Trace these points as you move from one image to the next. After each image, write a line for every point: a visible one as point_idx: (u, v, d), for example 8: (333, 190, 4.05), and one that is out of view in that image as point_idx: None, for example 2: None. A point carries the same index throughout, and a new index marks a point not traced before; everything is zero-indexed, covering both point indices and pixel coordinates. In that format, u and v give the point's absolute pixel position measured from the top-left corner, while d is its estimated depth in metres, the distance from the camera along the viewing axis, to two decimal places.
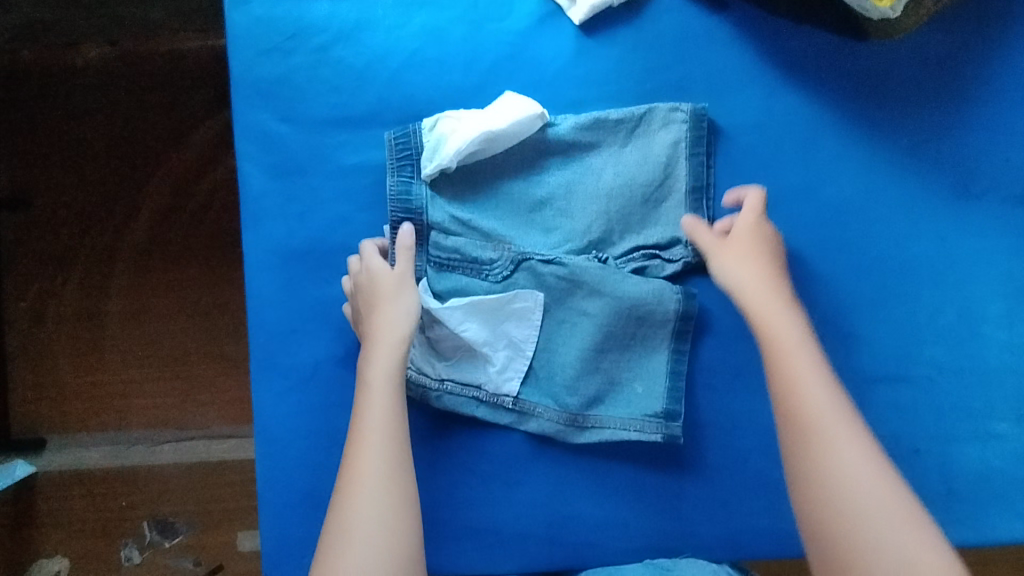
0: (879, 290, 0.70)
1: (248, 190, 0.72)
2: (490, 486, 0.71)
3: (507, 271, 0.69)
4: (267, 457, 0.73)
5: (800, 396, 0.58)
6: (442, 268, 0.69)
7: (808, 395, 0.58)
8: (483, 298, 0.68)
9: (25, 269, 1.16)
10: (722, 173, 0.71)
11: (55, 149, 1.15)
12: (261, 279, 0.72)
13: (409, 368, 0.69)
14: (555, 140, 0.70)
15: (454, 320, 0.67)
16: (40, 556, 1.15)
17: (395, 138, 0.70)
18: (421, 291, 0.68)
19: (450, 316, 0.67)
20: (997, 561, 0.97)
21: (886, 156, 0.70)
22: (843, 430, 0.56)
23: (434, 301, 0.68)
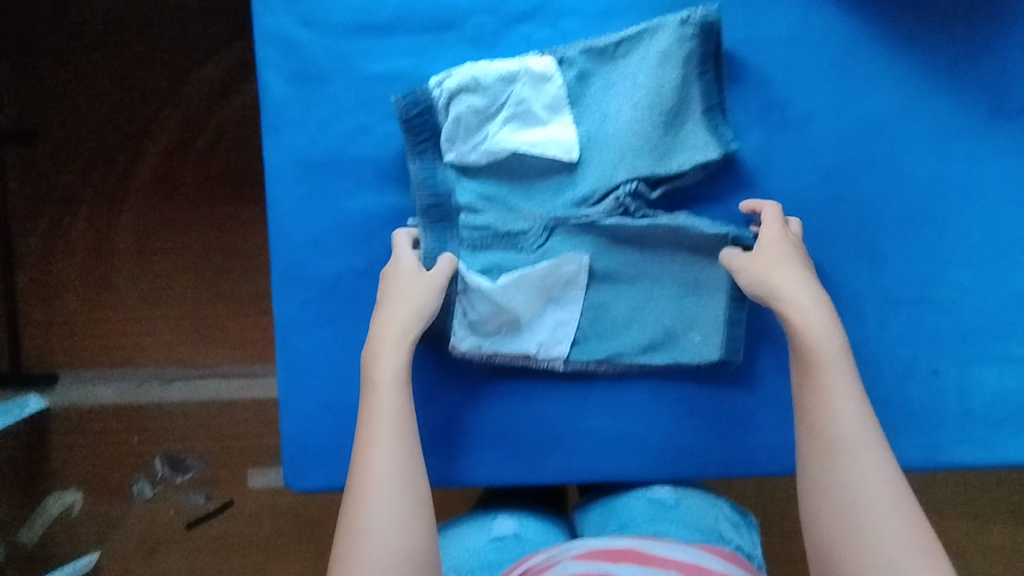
0: (906, 211, 0.69)
1: (268, 98, 0.71)
2: (509, 400, 0.72)
3: (541, 239, 0.69)
4: (288, 369, 0.73)
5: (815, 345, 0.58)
6: (476, 247, 0.70)
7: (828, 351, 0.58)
8: (531, 271, 0.69)
9: (33, 200, 1.15)
10: (754, 89, 0.69)
11: (64, 76, 1.13)
12: (282, 189, 0.72)
13: (456, 350, 0.69)
14: (564, 80, 0.68)
15: (505, 293, 0.69)
16: (54, 491, 1.17)
17: (401, 100, 0.68)
18: (464, 272, 0.69)
19: (501, 293, 0.68)
20: (995, 497, 0.99)
21: (922, 73, 0.68)
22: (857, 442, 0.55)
23: (483, 280, 0.69)
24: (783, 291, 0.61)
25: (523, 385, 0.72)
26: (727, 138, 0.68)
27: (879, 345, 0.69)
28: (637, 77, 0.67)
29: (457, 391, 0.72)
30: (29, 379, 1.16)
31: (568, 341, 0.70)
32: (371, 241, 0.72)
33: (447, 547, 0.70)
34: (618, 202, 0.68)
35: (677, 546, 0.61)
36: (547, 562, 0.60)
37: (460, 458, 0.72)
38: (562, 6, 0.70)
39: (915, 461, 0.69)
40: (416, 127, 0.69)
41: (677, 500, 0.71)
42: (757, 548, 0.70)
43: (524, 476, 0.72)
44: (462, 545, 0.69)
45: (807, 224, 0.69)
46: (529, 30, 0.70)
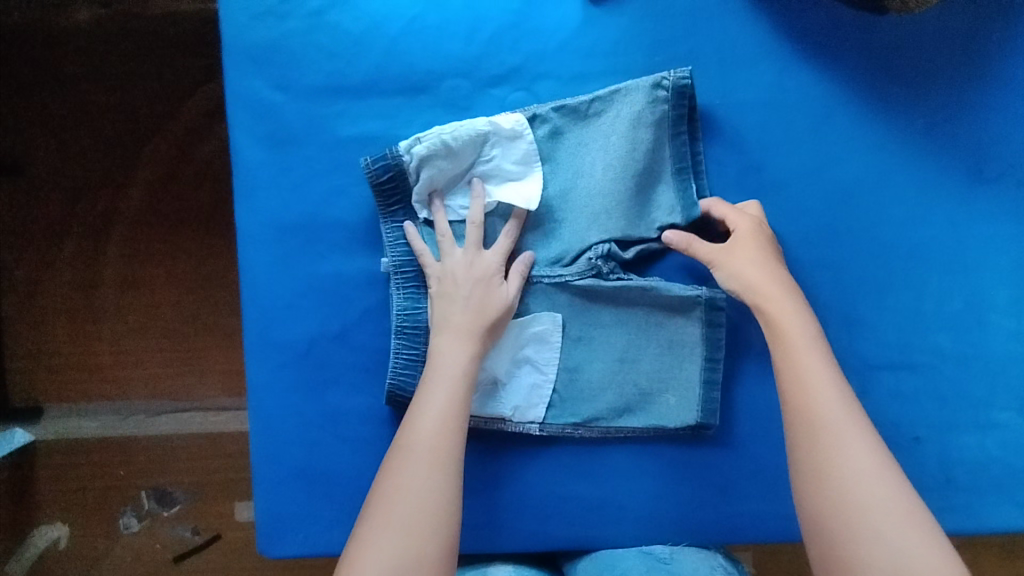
0: (886, 275, 0.68)
1: (241, 161, 0.70)
2: (485, 469, 0.70)
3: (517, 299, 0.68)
4: (261, 434, 0.72)
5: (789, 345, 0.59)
6: None
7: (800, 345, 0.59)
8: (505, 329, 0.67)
9: (17, 235, 1.15)
10: (731, 153, 0.68)
11: (47, 114, 1.13)
12: (255, 253, 0.71)
13: None
14: (537, 140, 0.67)
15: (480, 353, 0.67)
16: (40, 524, 1.16)
17: (372, 164, 0.67)
18: None
19: None
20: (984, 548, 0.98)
21: (901, 137, 0.68)
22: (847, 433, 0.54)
23: None
24: (754, 286, 0.62)
25: (510, 453, 0.70)
26: (690, 201, 0.67)
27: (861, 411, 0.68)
28: (609, 138, 0.66)
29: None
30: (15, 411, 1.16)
31: (543, 406, 0.68)
32: (345, 305, 0.71)
33: None
34: (590, 265, 0.67)
35: None
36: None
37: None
38: (536, 69, 0.69)
39: None
40: (387, 190, 0.67)
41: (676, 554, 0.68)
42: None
43: (503, 544, 0.70)
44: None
45: None
46: (503, 94, 0.69)
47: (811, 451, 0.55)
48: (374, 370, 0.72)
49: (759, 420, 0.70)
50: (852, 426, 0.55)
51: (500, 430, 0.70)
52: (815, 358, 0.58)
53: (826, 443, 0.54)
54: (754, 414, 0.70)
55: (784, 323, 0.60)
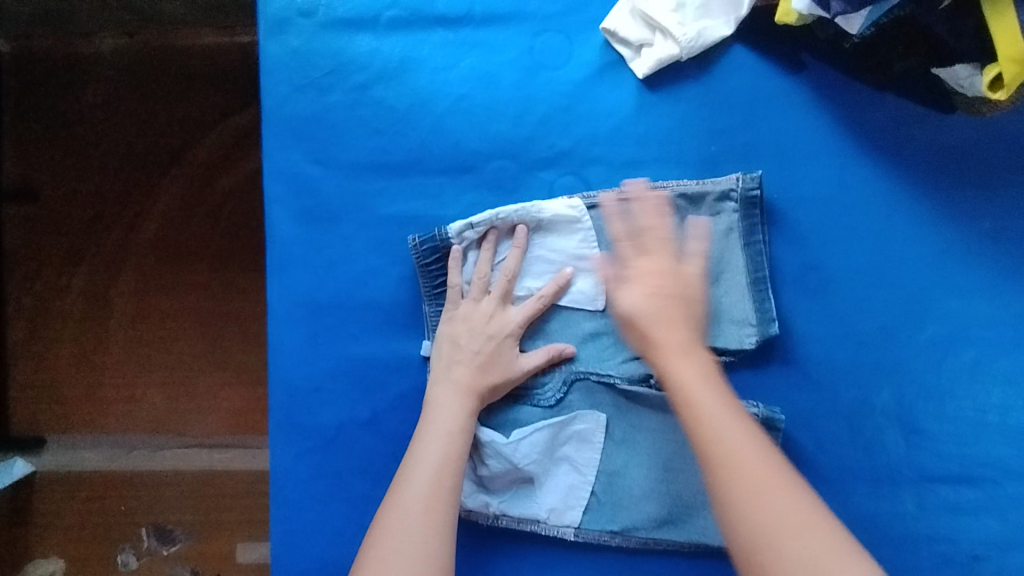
0: (947, 382, 0.65)
1: (275, 235, 0.68)
2: (517, 568, 0.66)
3: (560, 394, 0.65)
4: (282, 520, 0.68)
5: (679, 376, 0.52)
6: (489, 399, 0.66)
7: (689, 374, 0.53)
8: (546, 427, 0.65)
9: (29, 263, 1.12)
10: (786, 251, 0.65)
11: (67, 147, 1.11)
12: (284, 332, 0.68)
13: (462, 510, 0.65)
14: (596, 229, 0.65)
15: (518, 450, 0.64)
16: (35, 556, 1.12)
17: (418, 243, 0.65)
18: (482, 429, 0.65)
19: (514, 450, 0.64)
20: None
21: (966, 239, 0.65)
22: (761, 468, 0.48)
23: (495, 436, 0.64)
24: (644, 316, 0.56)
25: (543, 554, 0.66)
26: (768, 313, 0.63)
27: (916, 525, 0.65)
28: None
29: (473, 557, 0.67)
30: (16, 441, 1.12)
31: (580, 511, 0.65)
32: (376, 390, 0.68)
33: None
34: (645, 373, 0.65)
35: None
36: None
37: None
38: (586, 154, 0.67)
39: None
40: (433, 272, 0.66)
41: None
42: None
43: None
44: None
45: (840, 394, 0.65)
46: (551, 178, 0.67)
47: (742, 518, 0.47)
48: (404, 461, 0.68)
49: None
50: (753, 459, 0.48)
51: (532, 532, 0.66)
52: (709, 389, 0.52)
53: (753, 499, 0.47)
54: None
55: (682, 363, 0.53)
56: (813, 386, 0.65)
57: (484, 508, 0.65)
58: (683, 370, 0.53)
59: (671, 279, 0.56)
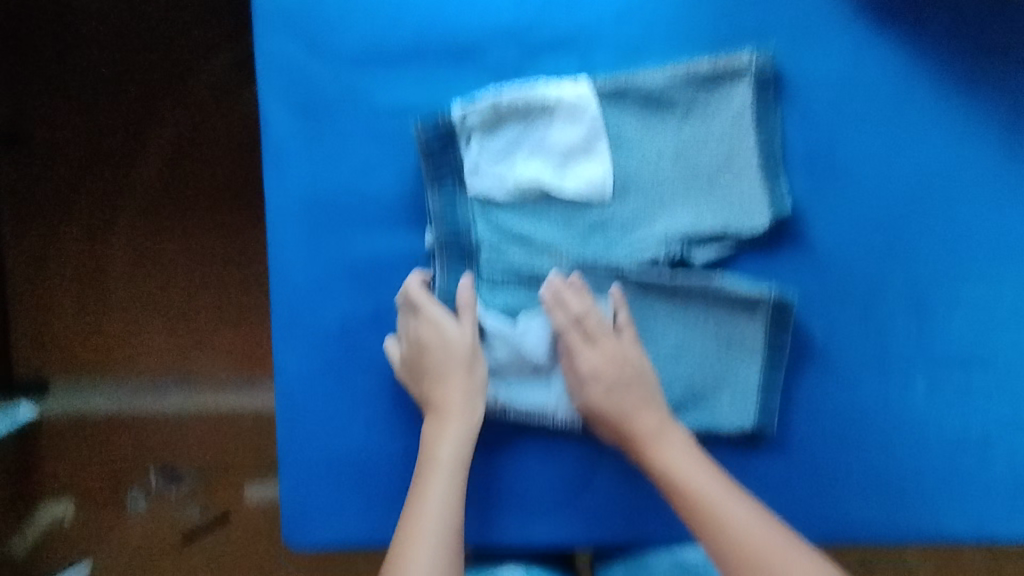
0: (961, 267, 0.64)
1: (268, 128, 0.65)
2: (529, 457, 0.67)
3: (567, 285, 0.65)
4: (288, 419, 0.68)
5: (644, 437, 0.62)
6: (497, 285, 0.66)
7: (651, 430, 0.62)
8: (554, 314, 0.65)
9: (20, 207, 1.10)
10: (798, 136, 0.64)
11: (52, 84, 1.07)
12: (283, 229, 0.66)
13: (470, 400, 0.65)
14: (602, 115, 0.64)
15: (528, 335, 0.65)
16: (46, 500, 1.14)
17: (423, 128, 0.64)
18: (489, 313, 0.66)
19: (523, 335, 0.65)
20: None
21: (981, 118, 0.63)
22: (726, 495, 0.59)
23: (503, 320, 0.65)
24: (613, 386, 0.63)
25: (554, 443, 0.67)
26: (782, 195, 0.63)
27: (926, 409, 0.65)
28: (680, 126, 0.64)
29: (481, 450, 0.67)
30: (20, 385, 1.13)
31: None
32: (380, 285, 0.67)
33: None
34: (653, 261, 0.64)
35: None
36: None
37: (474, 525, 0.67)
38: (592, 36, 0.64)
39: (956, 529, 0.65)
40: (437, 159, 0.65)
41: (707, 571, 0.68)
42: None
43: (539, 534, 0.67)
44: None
45: (851, 280, 0.64)
46: (555, 63, 0.65)
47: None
48: None
49: (819, 417, 0.65)
50: (721, 493, 0.59)
51: (541, 424, 0.67)
52: (672, 443, 0.61)
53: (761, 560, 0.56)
54: (816, 414, 0.65)
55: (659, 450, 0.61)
56: (824, 272, 0.64)
57: (492, 396, 0.65)
58: (666, 460, 0.61)
59: (617, 365, 0.63)
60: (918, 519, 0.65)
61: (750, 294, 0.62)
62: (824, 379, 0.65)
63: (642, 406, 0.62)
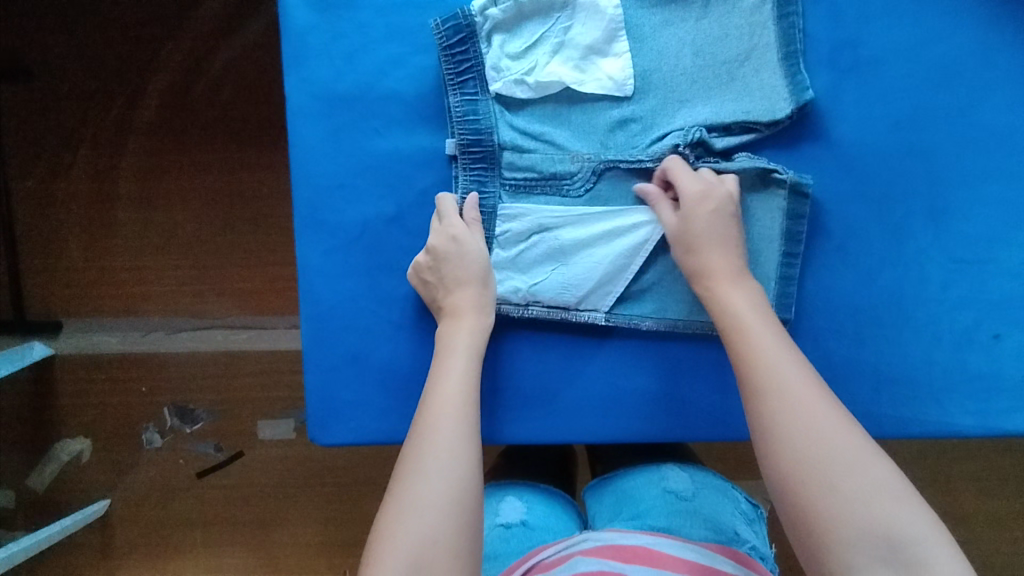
0: (980, 162, 0.64)
1: (290, 25, 0.65)
2: (547, 358, 0.69)
3: (588, 184, 0.65)
4: (311, 319, 0.69)
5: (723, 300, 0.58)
6: (518, 191, 0.66)
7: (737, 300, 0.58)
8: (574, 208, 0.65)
9: (32, 139, 1.11)
10: (821, 28, 0.64)
11: (62, 12, 1.08)
12: (305, 128, 0.66)
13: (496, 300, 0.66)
14: (622, 9, 0.64)
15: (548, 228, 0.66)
16: (62, 437, 1.16)
17: (443, 26, 0.64)
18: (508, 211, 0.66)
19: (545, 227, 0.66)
20: (990, 451, 1.02)
21: (1006, 12, 0.63)
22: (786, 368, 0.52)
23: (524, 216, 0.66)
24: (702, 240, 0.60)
25: (572, 342, 0.68)
26: (801, 83, 0.63)
27: (938, 305, 0.66)
28: (700, 20, 0.64)
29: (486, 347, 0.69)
30: (31, 324, 1.14)
31: (614, 297, 0.66)
32: (402, 185, 0.67)
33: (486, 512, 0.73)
34: (675, 149, 0.64)
35: (687, 544, 0.61)
36: (558, 558, 0.59)
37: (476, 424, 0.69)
38: None
39: (967, 429, 0.66)
40: (457, 57, 0.64)
41: (693, 494, 0.71)
42: (769, 546, 0.69)
43: (558, 434, 0.69)
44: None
45: (870, 175, 0.65)
46: None
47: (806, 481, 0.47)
48: None
49: (833, 314, 0.66)
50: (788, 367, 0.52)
51: (562, 322, 0.68)
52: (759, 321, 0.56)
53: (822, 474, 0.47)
54: (831, 310, 0.66)
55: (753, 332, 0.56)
56: (842, 167, 0.65)
57: (514, 294, 0.66)
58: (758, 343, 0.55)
59: (729, 242, 0.60)
60: (930, 416, 0.66)
61: (771, 172, 0.63)
62: (840, 276, 0.66)
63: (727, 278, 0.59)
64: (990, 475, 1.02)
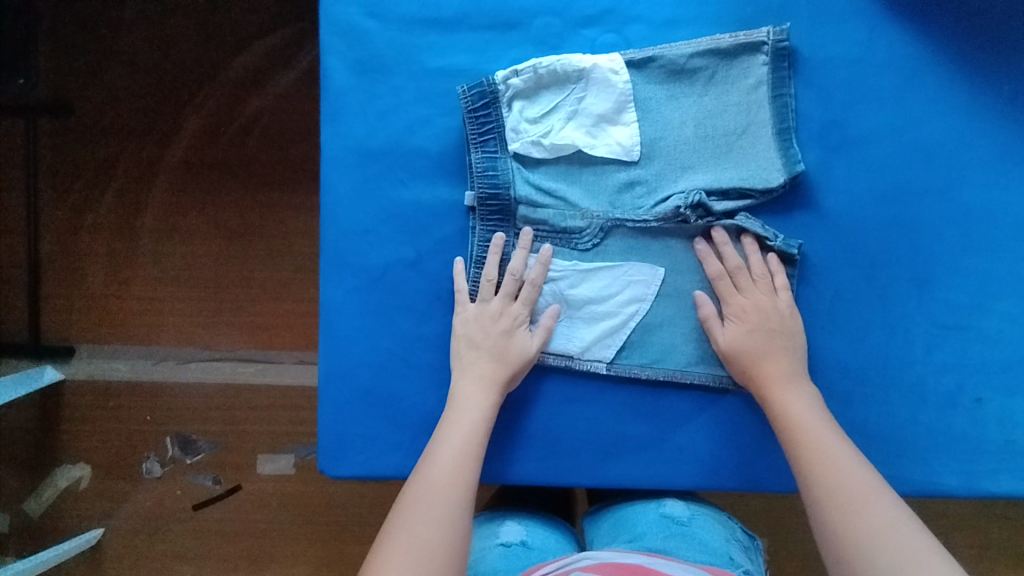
0: (961, 236, 0.69)
1: (330, 85, 0.72)
2: (548, 402, 0.72)
3: (596, 239, 0.70)
4: (329, 354, 0.73)
5: (757, 368, 0.67)
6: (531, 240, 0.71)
7: (779, 371, 0.67)
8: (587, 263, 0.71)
9: (69, 173, 1.18)
10: (813, 109, 0.70)
11: (110, 59, 1.16)
12: (337, 178, 0.72)
13: None
14: (631, 84, 0.70)
15: (565, 279, 0.71)
16: (63, 463, 1.18)
17: (468, 92, 0.70)
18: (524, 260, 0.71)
19: (562, 277, 0.71)
20: (987, 520, 1.03)
21: (982, 103, 0.69)
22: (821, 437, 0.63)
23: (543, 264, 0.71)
24: (753, 328, 0.68)
25: (570, 387, 0.72)
26: (794, 157, 0.69)
27: (921, 368, 0.70)
28: (701, 96, 0.70)
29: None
30: (46, 349, 1.18)
31: (614, 349, 0.71)
32: (424, 233, 0.72)
33: (485, 533, 0.76)
34: (678, 212, 0.69)
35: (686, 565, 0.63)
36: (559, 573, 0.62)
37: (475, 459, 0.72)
38: (628, 13, 0.71)
39: (951, 489, 0.69)
40: (480, 119, 0.70)
41: (691, 520, 0.74)
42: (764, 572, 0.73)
43: (554, 477, 0.72)
44: (472, 549, 0.74)
45: (859, 244, 0.70)
46: (595, 34, 0.71)
47: (831, 514, 0.58)
48: (446, 299, 0.73)
49: (821, 372, 0.70)
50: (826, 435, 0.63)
51: (564, 367, 0.72)
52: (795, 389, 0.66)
53: (848, 504, 0.58)
54: (818, 368, 0.70)
55: (782, 392, 0.66)
56: (832, 234, 0.70)
57: None
58: (786, 401, 0.66)
59: (764, 313, 0.68)
60: (916, 474, 0.69)
61: (765, 237, 0.69)
62: (828, 337, 0.70)
63: (772, 351, 0.67)
64: (980, 542, 1.03)
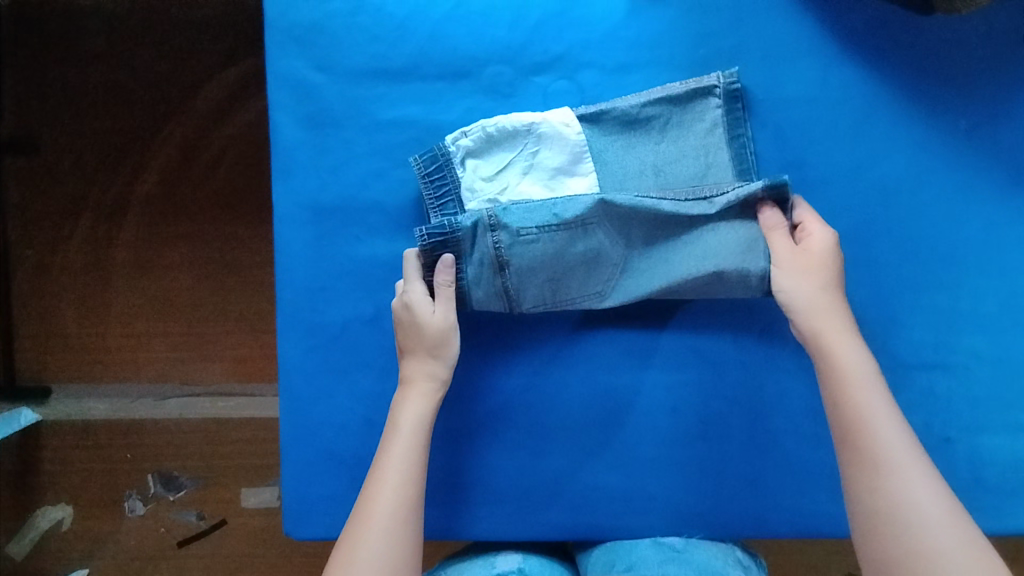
0: (924, 272, 0.68)
1: (280, 140, 0.71)
2: (515, 454, 0.72)
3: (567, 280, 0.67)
4: (291, 414, 0.72)
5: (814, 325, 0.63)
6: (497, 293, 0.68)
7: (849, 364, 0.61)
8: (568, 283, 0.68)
9: (33, 212, 1.16)
10: (771, 150, 0.69)
11: (69, 99, 1.14)
12: (291, 234, 0.71)
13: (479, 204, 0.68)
14: (585, 135, 0.68)
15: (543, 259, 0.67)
16: (43, 503, 1.16)
17: (420, 158, 0.69)
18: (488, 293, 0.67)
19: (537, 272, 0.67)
20: None
21: (939, 137, 0.68)
22: (906, 460, 0.56)
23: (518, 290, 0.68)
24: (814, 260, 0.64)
25: (533, 442, 0.72)
26: None
27: None
28: (658, 144, 0.69)
29: (441, 437, 0.73)
30: (21, 390, 1.16)
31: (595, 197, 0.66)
32: (382, 288, 0.71)
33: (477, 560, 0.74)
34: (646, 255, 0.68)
35: None
36: None
37: (432, 510, 0.73)
38: (579, 58, 0.70)
39: None
40: (436, 182, 0.69)
41: (686, 549, 0.71)
42: None
43: (526, 533, 0.73)
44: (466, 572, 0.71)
45: None
46: (547, 81, 0.70)
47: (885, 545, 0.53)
48: None
49: (788, 416, 0.71)
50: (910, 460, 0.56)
51: (529, 425, 0.72)
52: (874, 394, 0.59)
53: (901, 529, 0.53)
54: (789, 411, 0.71)
55: (866, 399, 0.59)
56: None
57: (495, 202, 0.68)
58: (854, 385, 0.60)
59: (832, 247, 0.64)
60: None
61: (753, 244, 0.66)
62: (795, 380, 0.71)
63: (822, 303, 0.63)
64: None
